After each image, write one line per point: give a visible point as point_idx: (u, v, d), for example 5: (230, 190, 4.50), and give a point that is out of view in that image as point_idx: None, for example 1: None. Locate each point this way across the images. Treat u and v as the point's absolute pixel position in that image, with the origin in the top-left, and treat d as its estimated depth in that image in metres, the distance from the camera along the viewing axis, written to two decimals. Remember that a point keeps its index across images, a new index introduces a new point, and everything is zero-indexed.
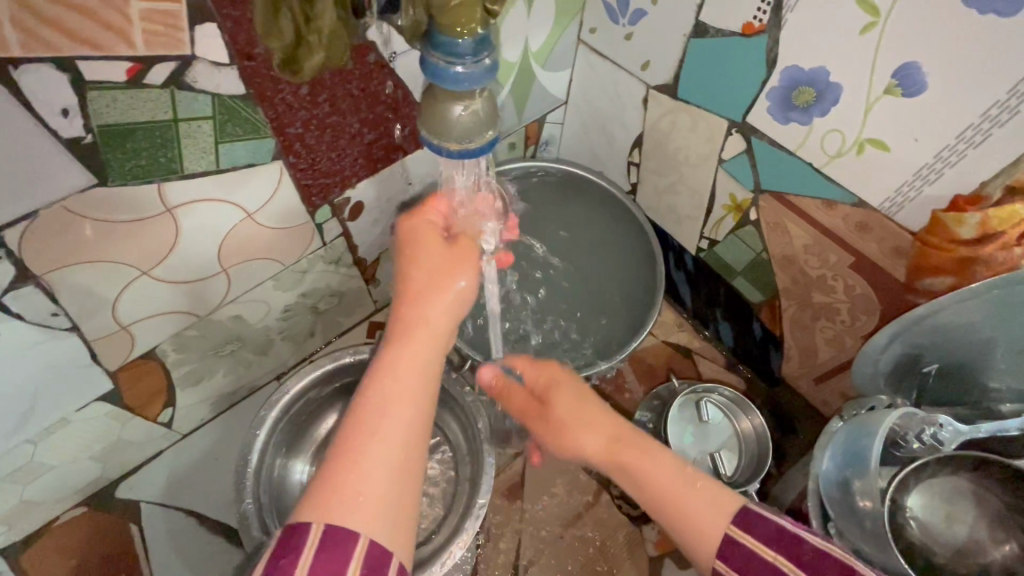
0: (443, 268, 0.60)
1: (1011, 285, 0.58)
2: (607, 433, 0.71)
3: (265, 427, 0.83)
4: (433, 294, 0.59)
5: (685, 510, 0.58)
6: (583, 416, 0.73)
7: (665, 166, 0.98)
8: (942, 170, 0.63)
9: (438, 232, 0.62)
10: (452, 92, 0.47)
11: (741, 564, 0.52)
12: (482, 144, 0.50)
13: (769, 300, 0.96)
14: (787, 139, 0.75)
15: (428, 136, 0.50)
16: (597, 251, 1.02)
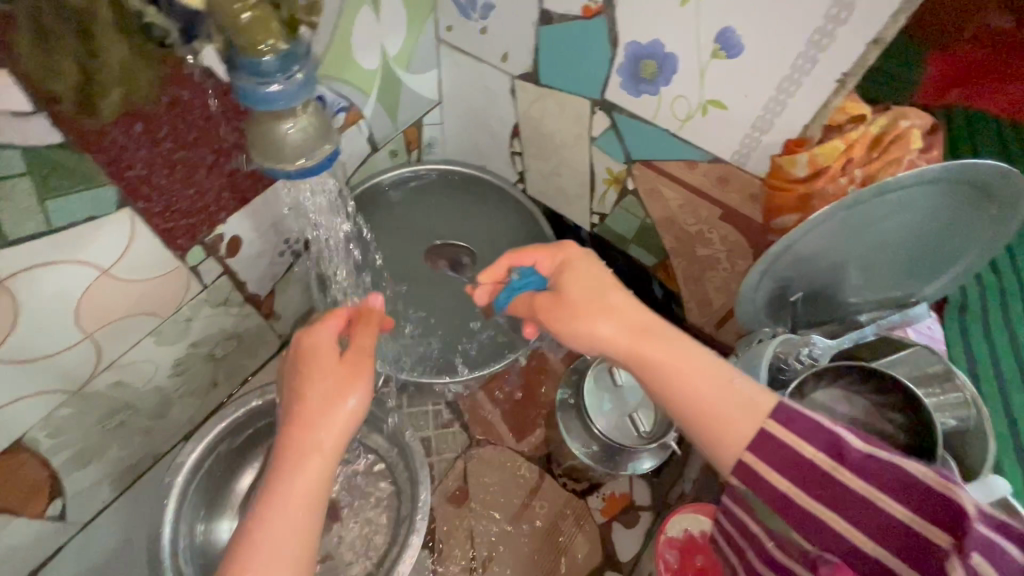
0: (331, 386, 0.58)
1: (846, 208, 0.65)
2: (630, 313, 0.59)
3: (173, 494, 0.77)
4: (326, 415, 0.57)
5: (712, 412, 0.53)
6: (593, 300, 0.60)
7: (545, 151, 1.01)
8: (772, 121, 0.69)
9: (327, 349, 0.61)
10: (273, 112, 0.46)
11: (775, 457, 0.50)
12: (319, 160, 0.49)
13: (662, 261, 1.03)
14: (643, 110, 0.80)
15: (262, 161, 0.48)
16: (486, 244, 1.00)
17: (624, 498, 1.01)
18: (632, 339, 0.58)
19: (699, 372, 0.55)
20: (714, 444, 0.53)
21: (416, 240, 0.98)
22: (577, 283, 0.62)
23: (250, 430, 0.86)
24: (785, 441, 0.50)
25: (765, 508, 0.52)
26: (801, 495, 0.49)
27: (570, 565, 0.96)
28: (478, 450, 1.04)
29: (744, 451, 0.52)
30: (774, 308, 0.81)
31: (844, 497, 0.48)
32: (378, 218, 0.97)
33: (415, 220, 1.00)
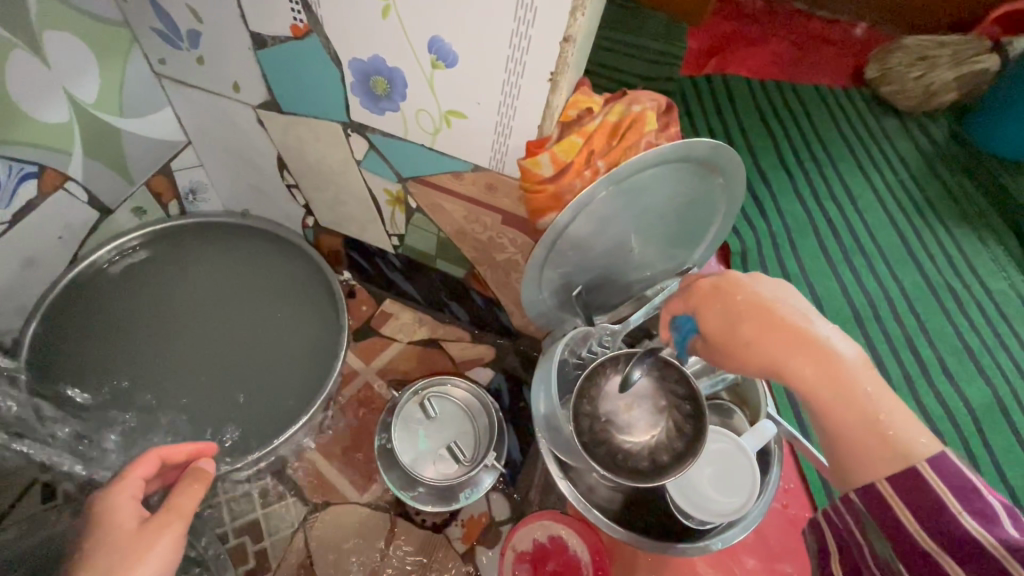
0: (121, 561, 0.50)
1: (586, 202, 0.66)
2: (802, 352, 0.50)
3: None
4: None
5: (867, 455, 0.46)
6: (777, 341, 0.51)
7: (320, 180, 0.93)
8: (510, 124, 0.68)
9: (128, 518, 0.53)
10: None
11: (907, 498, 0.43)
12: None
13: (471, 271, 1.00)
14: (393, 128, 0.75)
15: None
16: (260, 299, 0.88)
17: (483, 517, 0.98)
18: (821, 384, 0.48)
19: (841, 385, 0.48)
20: (856, 468, 0.47)
21: (165, 304, 0.85)
22: (752, 318, 0.53)
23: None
24: (920, 470, 0.43)
25: (885, 542, 0.45)
26: (908, 518, 0.43)
27: None
28: (319, 514, 0.94)
29: (881, 478, 0.45)
30: (568, 302, 0.82)
31: (952, 530, 0.41)
32: (116, 287, 0.84)
33: (168, 283, 0.86)
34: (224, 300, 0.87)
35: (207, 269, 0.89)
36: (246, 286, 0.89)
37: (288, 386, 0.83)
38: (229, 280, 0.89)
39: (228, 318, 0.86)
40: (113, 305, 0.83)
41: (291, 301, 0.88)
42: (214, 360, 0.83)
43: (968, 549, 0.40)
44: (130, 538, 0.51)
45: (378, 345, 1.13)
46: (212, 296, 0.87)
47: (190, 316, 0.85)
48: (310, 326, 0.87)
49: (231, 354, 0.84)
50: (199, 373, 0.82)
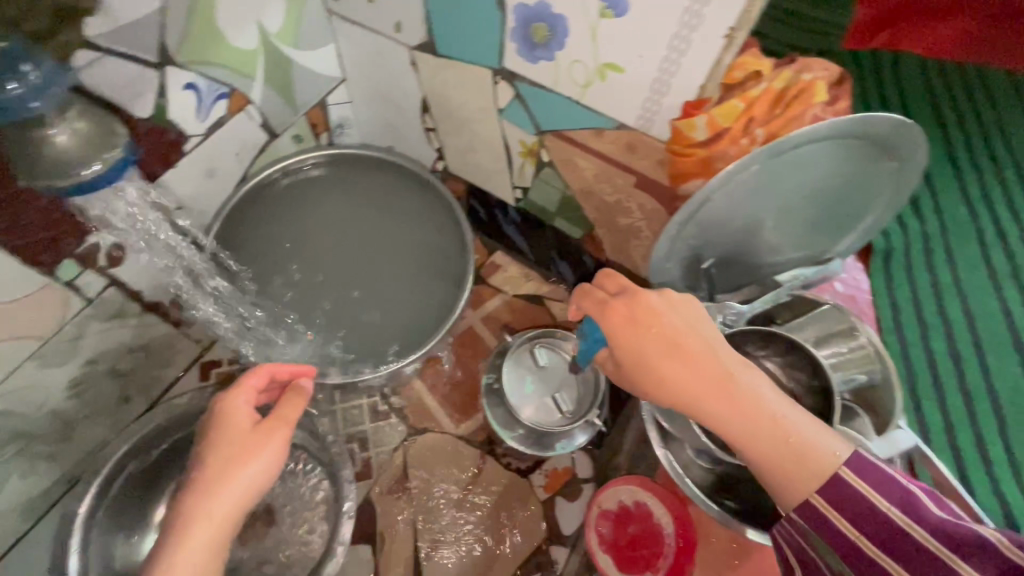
0: (237, 453, 0.57)
1: (741, 171, 0.63)
2: (715, 376, 0.53)
3: (81, 520, 0.73)
4: (225, 481, 0.55)
5: (787, 473, 0.50)
6: (699, 367, 0.53)
7: (457, 126, 0.96)
8: (669, 81, 0.66)
9: (244, 416, 0.60)
10: (26, 124, 0.52)
11: (851, 511, 0.47)
12: (105, 171, 0.57)
13: (587, 232, 1.00)
14: (543, 78, 0.75)
15: (28, 171, 0.55)
16: (404, 241, 0.95)
17: (566, 472, 1.01)
18: (734, 407, 0.51)
19: (752, 407, 0.51)
20: (783, 485, 0.50)
21: (327, 218, 0.94)
22: (681, 339, 0.55)
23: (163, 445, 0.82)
24: (843, 476, 0.48)
25: (827, 552, 0.49)
26: (856, 534, 0.47)
27: (513, 543, 0.96)
28: (418, 438, 1.02)
29: (812, 491, 0.49)
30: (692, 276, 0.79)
31: (893, 535, 0.46)
32: (294, 193, 0.93)
33: (334, 201, 0.95)
34: (375, 233, 0.95)
35: (365, 201, 0.96)
36: (394, 225, 0.96)
37: (418, 323, 0.90)
38: (383, 213, 0.96)
39: (375, 248, 0.94)
40: (287, 208, 0.93)
41: (430, 251, 0.94)
42: (357, 285, 0.92)
43: (900, 541, 0.46)
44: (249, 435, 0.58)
45: (485, 293, 1.17)
46: (366, 226, 0.95)
47: (344, 236, 0.94)
48: (441, 277, 0.92)
49: (369, 280, 0.92)
50: (343, 287, 0.91)
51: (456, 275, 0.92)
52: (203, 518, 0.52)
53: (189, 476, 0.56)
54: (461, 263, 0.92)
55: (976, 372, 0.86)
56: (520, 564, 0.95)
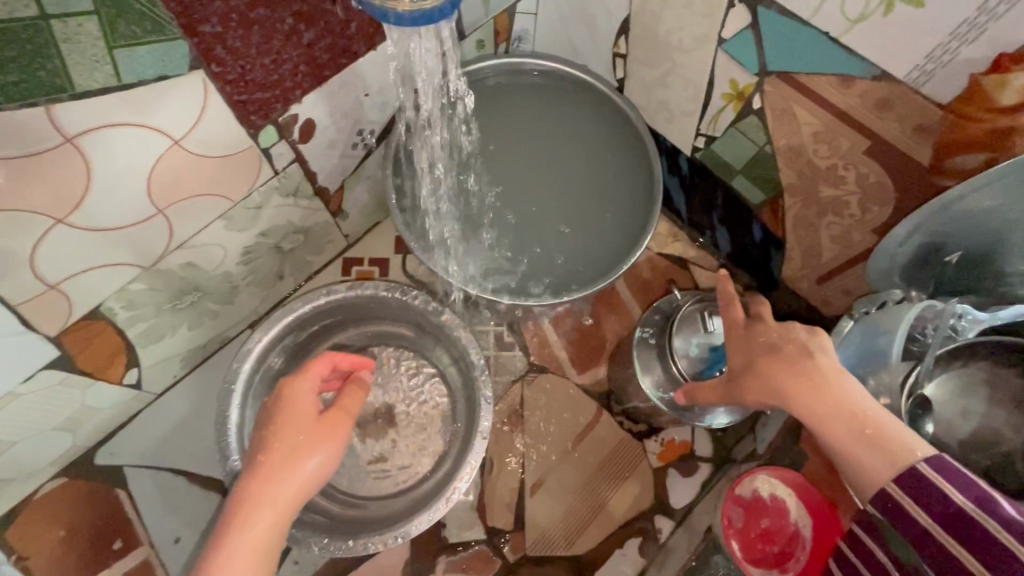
0: (302, 440, 0.61)
1: None
2: (797, 370, 0.58)
3: (240, 381, 0.77)
4: (285, 469, 0.58)
5: (861, 460, 0.51)
6: (788, 366, 0.59)
7: (656, 55, 0.87)
8: (984, 26, 0.53)
9: (307, 406, 0.63)
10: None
11: (938, 507, 0.46)
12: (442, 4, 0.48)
13: (771, 198, 0.89)
14: (800, 5, 0.64)
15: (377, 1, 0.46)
16: (585, 175, 0.89)
17: (684, 445, 0.96)
18: (807, 395, 0.56)
19: (837, 403, 0.54)
20: (859, 470, 0.52)
21: (519, 126, 0.90)
22: (778, 345, 0.62)
23: (313, 326, 0.84)
24: (916, 471, 0.48)
25: (898, 535, 0.49)
26: (942, 534, 0.46)
27: (617, 501, 0.94)
28: (538, 376, 1.00)
29: (889, 480, 0.49)
30: (914, 268, 0.68)
31: (979, 539, 0.44)
32: (502, 92, 0.89)
33: (534, 112, 0.90)
34: (559, 161, 0.90)
35: (558, 124, 0.90)
36: (580, 161, 0.90)
37: (578, 265, 0.86)
38: (575, 142, 0.90)
39: (553, 177, 0.90)
40: (486, 107, 0.88)
41: (607, 197, 0.88)
42: (530, 209, 0.89)
43: (972, 533, 0.44)
44: (307, 427, 0.62)
45: None
46: (553, 152, 0.90)
47: (530, 150, 0.90)
48: (611, 228, 0.87)
49: (538, 205, 0.89)
50: (512, 201, 0.89)
51: (629, 233, 0.85)
52: (265, 504, 0.56)
53: (255, 457, 0.60)
54: (636, 223, 0.86)
55: None
56: (623, 524, 0.93)
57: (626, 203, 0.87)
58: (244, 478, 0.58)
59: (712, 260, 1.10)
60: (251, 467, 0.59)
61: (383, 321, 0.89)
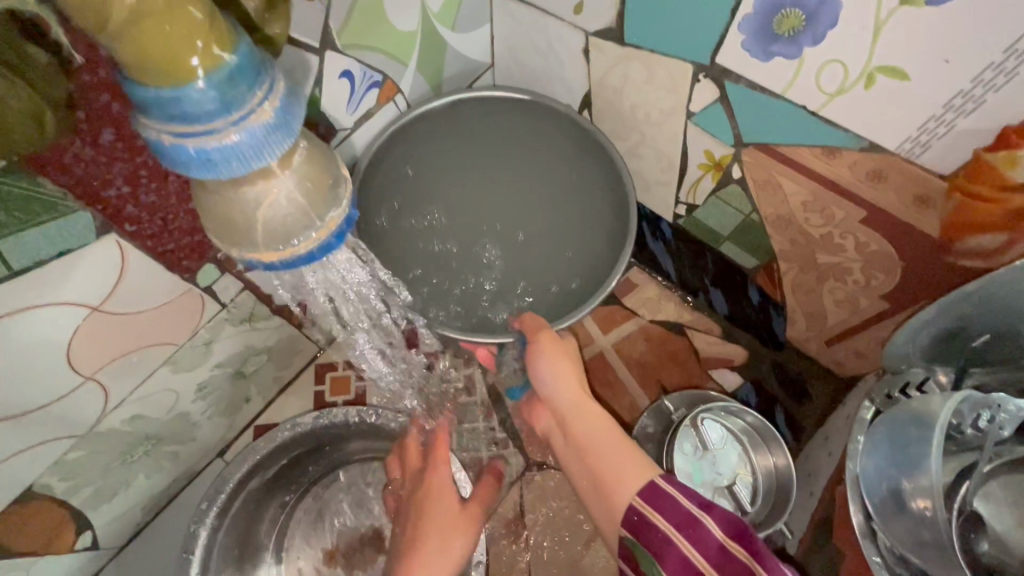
0: (451, 523, 0.68)
1: None
2: (580, 400, 0.63)
3: (198, 547, 0.70)
4: (435, 550, 0.66)
5: (611, 477, 0.55)
6: (585, 407, 0.62)
7: (622, 128, 0.81)
8: (983, 97, 0.47)
9: (448, 497, 0.70)
10: (231, 178, 0.36)
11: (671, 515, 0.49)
12: (316, 237, 0.39)
13: (766, 263, 0.83)
14: (773, 79, 0.59)
15: (238, 249, 0.39)
16: (555, 175, 0.81)
17: None
18: (574, 413, 0.62)
19: (602, 426, 0.60)
20: (604, 499, 0.55)
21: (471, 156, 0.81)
22: (563, 377, 0.65)
23: (278, 463, 0.77)
24: (636, 504, 0.52)
25: (647, 554, 0.50)
26: (680, 540, 0.47)
27: None
28: (537, 475, 0.91)
29: (633, 496, 0.52)
30: (936, 348, 0.61)
31: (707, 543, 0.47)
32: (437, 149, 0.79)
33: (498, 150, 0.81)
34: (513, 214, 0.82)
35: (496, 143, 0.81)
36: (547, 182, 0.82)
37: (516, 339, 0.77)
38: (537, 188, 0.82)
39: (530, 213, 0.82)
40: (427, 157, 0.79)
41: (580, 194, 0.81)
42: (537, 226, 0.82)
43: (698, 534, 0.47)
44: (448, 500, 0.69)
45: (618, 315, 1.02)
46: (506, 200, 0.82)
47: (479, 196, 0.82)
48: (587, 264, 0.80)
49: (532, 228, 0.82)
50: (513, 236, 0.82)
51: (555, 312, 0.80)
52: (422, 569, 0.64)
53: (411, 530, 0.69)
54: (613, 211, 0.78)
55: None
56: None
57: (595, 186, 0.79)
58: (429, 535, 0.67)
59: (711, 321, 1.01)
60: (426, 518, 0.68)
61: (359, 445, 0.83)
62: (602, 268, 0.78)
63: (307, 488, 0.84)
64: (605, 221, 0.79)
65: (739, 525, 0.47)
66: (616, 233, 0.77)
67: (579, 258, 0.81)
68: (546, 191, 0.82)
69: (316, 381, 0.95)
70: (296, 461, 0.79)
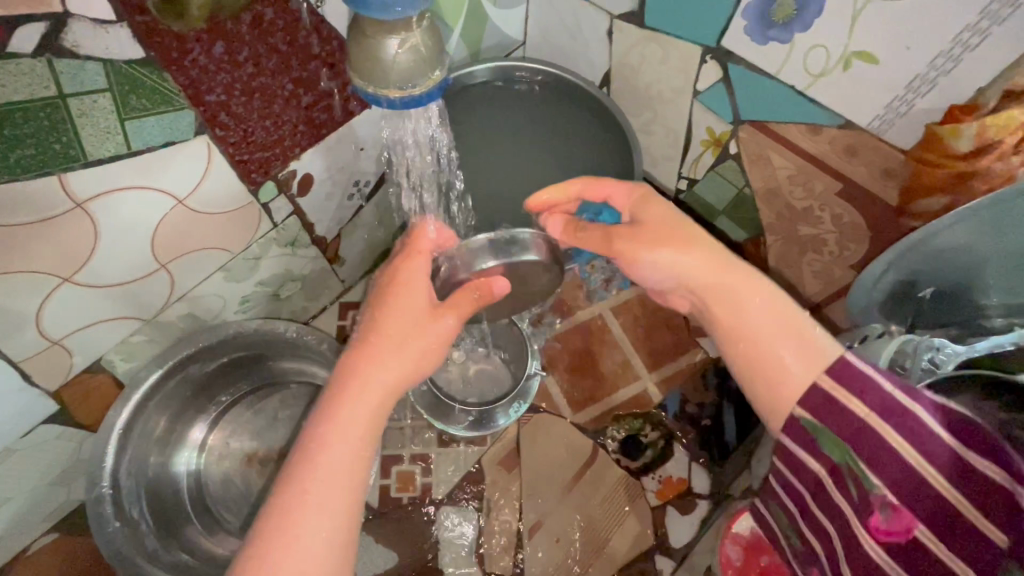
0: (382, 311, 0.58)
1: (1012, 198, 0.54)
2: (711, 256, 0.57)
3: (127, 408, 0.76)
4: (415, 334, 0.57)
5: (761, 353, 0.53)
6: (673, 237, 0.58)
7: (636, 105, 0.91)
8: (936, 80, 0.58)
9: (422, 297, 0.59)
10: (382, 21, 0.42)
11: (852, 432, 0.48)
12: (428, 88, 0.46)
13: (754, 236, 0.93)
14: (768, 62, 0.69)
15: (363, 83, 0.45)
16: (572, 141, 0.89)
17: (681, 484, 0.96)
18: (706, 277, 0.56)
19: (757, 307, 0.54)
20: (770, 393, 0.53)
21: (529, 138, 0.89)
22: (657, 217, 0.61)
23: (223, 357, 0.83)
24: (824, 388, 0.50)
25: (834, 437, 0.49)
26: (928, 470, 0.45)
27: (617, 542, 0.93)
28: (533, 415, 1.01)
29: (821, 374, 0.50)
30: (891, 304, 0.70)
31: (880, 449, 0.47)
32: (469, 118, 0.88)
33: (548, 138, 0.89)
34: (529, 195, 0.88)
35: (518, 113, 0.89)
36: (563, 146, 0.89)
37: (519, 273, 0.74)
38: (571, 174, 0.88)
39: (548, 171, 0.88)
40: (458, 122, 0.87)
41: (593, 155, 0.88)
42: (556, 184, 0.88)
43: (919, 436, 0.45)
44: (412, 289, 0.59)
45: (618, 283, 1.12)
46: (527, 184, 0.88)
47: (510, 153, 0.89)
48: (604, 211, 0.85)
49: (551, 186, 0.88)
50: (532, 190, 0.87)
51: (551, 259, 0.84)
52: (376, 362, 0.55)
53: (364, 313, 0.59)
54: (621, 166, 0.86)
55: None
56: (623, 566, 0.92)
57: (607, 147, 0.88)
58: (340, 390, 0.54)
59: None
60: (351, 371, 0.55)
61: (291, 360, 0.89)
62: (611, 211, 0.84)
63: (241, 397, 0.90)
64: (614, 171, 0.87)
65: (961, 417, 0.44)
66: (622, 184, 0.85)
67: (595, 205, 0.86)
68: (563, 152, 0.89)
69: (339, 317, 1.04)
70: (236, 365, 0.86)
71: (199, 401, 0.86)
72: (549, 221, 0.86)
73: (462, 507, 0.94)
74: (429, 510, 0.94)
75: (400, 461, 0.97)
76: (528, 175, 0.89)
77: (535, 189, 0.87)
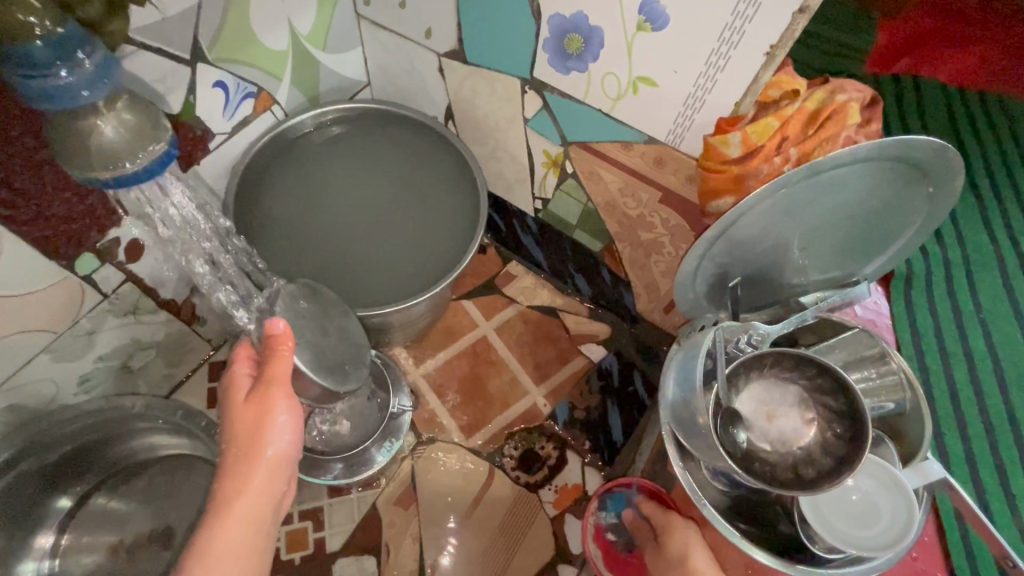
0: (250, 422, 0.51)
1: (792, 182, 0.60)
2: None
3: None
4: (259, 440, 0.50)
5: None
6: None
7: (480, 135, 0.95)
8: (704, 97, 0.65)
9: (245, 396, 0.53)
10: (70, 111, 0.47)
11: None
12: (149, 163, 0.51)
13: (607, 245, 0.99)
14: (574, 89, 0.75)
15: (78, 169, 0.49)
16: (415, 165, 0.89)
17: (576, 489, 0.99)
18: None
19: None
20: None
21: (383, 171, 0.88)
22: None
23: (66, 445, 0.77)
24: None
25: None
26: None
27: (520, 559, 0.94)
28: (426, 447, 1.01)
29: None
30: (714, 294, 0.77)
31: None
32: (305, 163, 0.86)
33: (391, 164, 0.89)
34: (384, 224, 0.85)
35: (356, 150, 0.88)
36: (406, 172, 0.88)
37: (337, 362, 0.67)
38: (414, 215, 0.86)
39: (396, 198, 0.87)
40: (295, 168, 0.86)
41: (435, 174, 0.89)
42: (407, 210, 0.86)
43: None
44: (244, 410, 0.52)
45: (499, 303, 1.14)
46: (378, 213, 0.85)
47: (355, 188, 0.86)
48: (460, 222, 0.85)
49: (403, 211, 0.86)
50: (385, 220, 0.85)
51: (417, 282, 0.81)
52: (235, 496, 0.48)
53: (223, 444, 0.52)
54: (463, 178, 0.88)
55: (996, 405, 0.84)
56: None
57: (448, 164, 0.89)
58: (191, 554, 0.46)
59: (579, 304, 1.15)
60: (204, 527, 0.47)
61: (149, 434, 0.83)
62: (463, 217, 0.85)
63: (99, 483, 0.84)
64: (457, 182, 0.88)
65: None
66: (467, 188, 0.87)
67: (449, 218, 0.86)
68: (408, 176, 0.88)
69: (210, 379, 0.97)
70: (83, 452, 0.79)
71: (46, 497, 0.79)
72: (409, 246, 0.84)
73: (361, 554, 0.92)
74: (325, 565, 0.91)
75: (290, 519, 0.94)
76: (378, 204, 0.86)
77: (389, 218, 0.85)
